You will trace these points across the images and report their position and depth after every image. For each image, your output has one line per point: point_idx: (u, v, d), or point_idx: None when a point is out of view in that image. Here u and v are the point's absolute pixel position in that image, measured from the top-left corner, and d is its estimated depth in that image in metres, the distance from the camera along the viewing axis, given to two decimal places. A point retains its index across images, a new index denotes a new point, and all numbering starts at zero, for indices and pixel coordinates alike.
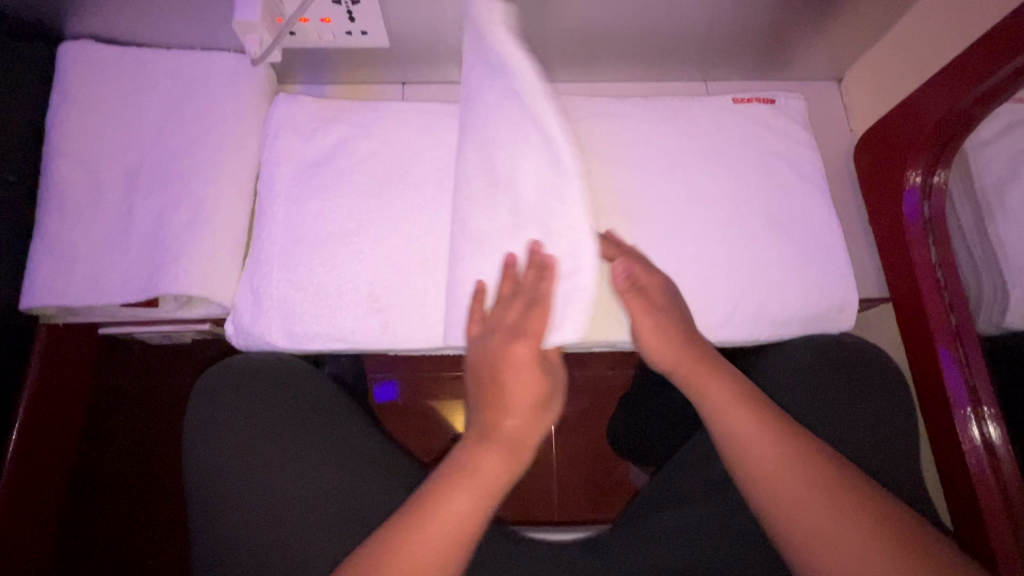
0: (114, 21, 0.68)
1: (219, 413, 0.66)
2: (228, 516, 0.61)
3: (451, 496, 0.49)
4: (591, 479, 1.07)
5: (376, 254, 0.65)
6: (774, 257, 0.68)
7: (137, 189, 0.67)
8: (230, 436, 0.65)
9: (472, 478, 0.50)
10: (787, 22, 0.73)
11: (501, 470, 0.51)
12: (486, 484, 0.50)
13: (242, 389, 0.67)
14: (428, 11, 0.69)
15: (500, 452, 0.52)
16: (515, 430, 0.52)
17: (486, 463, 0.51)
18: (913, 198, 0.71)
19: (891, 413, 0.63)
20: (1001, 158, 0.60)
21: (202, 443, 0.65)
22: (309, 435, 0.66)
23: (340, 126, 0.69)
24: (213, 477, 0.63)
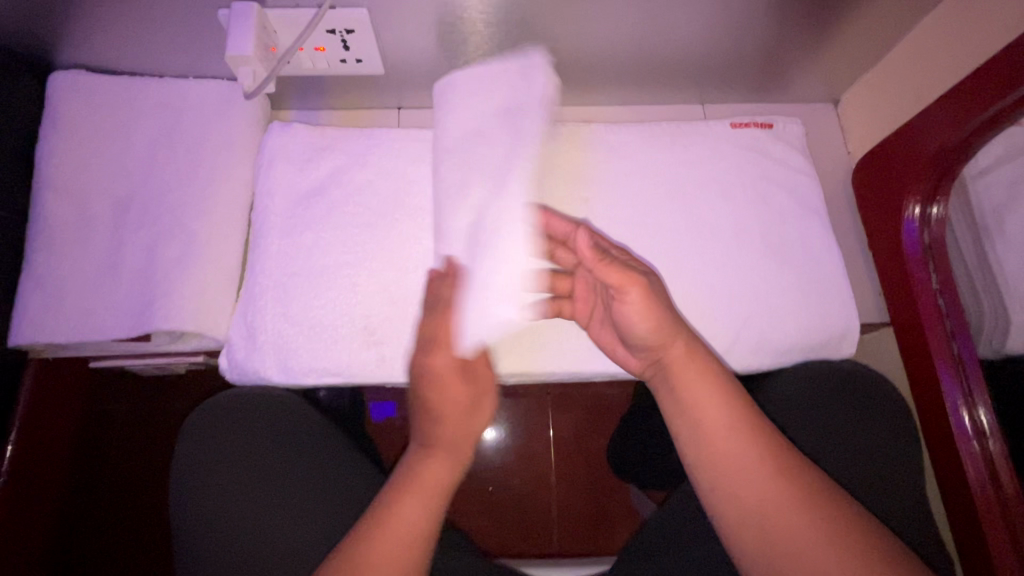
0: (105, 51, 0.67)
1: (210, 449, 0.61)
2: (208, 563, 0.56)
3: (397, 518, 0.48)
4: (590, 501, 1.06)
5: (372, 286, 0.64)
6: (773, 284, 0.67)
7: (128, 221, 0.65)
8: (219, 483, 0.59)
9: (417, 494, 0.50)
10: (785, 46, 0.72)
11: (443, 478, 0.51)
12: (432, 490, 0.50)
13: (234, 430, 0.62)
14: (423, 39, 0.68)
15: (445, 461, 0.52)
16: (461, 431, 0.53)
17: (430, 476, 0.51)
18: (912, 227, 0.71)
19: (903, 458, 0.62)
20: (999, 187, 0.60)
21: (191, 489, 0.60)
22: (303, 483, 0.60)
23: (334, 155, 0.68)
24: (200, 528, 0.58)
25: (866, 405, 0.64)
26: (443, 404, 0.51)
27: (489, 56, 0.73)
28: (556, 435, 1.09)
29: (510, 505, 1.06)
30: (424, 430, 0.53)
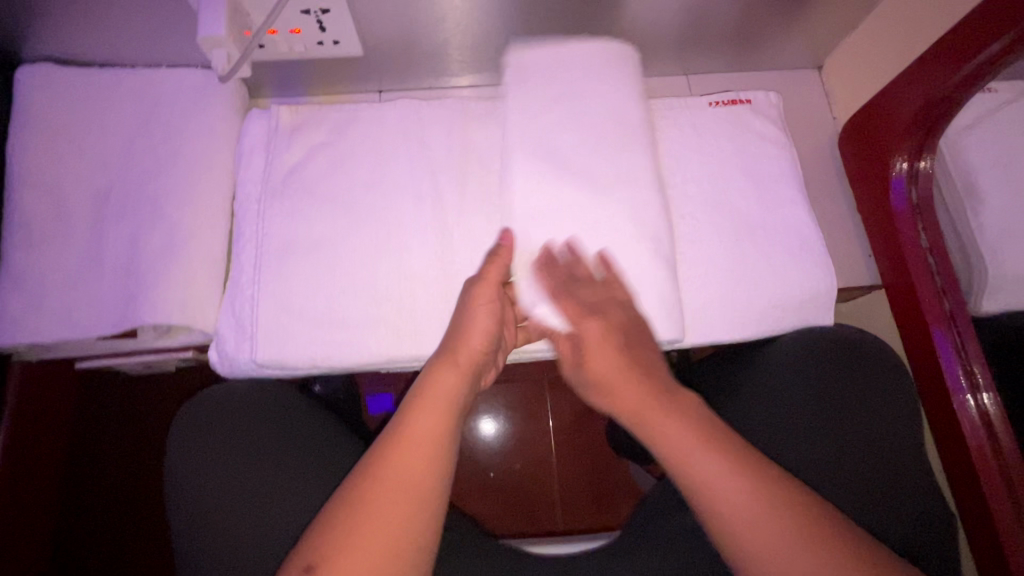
0: (73, 40, 0.65)
1: (224, 415, 0.66)
2: (202, 515, 0.60)
3: (411, 428, 0.51)
4: (593, 481, 1.07)
5: (358, 271, 0.62)
6: (761, 252, 0.68)
7: (108, 216, 0.64)
8: (209, 443, 0.64)
9: (427, 399, 0.53)
10: (766, 12, 0.72)
11: (451, 384, 0.54)
12: (441, 395, 0.53)
13: (229, 408, 0.66)
14: (399, 19, 0.67)
15: (455, 370, 0.55)
16: (474, 347, 0.57)
17: (440, 383, 0.54)
18: (900, 186, 0.70)
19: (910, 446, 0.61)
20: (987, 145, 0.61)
21: (184, 445, 0.65)
22: (277, 453, 0.64)
23: (312, 138, 0.67)
24: (187, 475, 0.63)
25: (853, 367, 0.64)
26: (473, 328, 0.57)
27: (468, 34, 0.72)
28: (556, 416, 1.09)
29: (514, 488, 1.06)
30: (446, 342, 0.57)
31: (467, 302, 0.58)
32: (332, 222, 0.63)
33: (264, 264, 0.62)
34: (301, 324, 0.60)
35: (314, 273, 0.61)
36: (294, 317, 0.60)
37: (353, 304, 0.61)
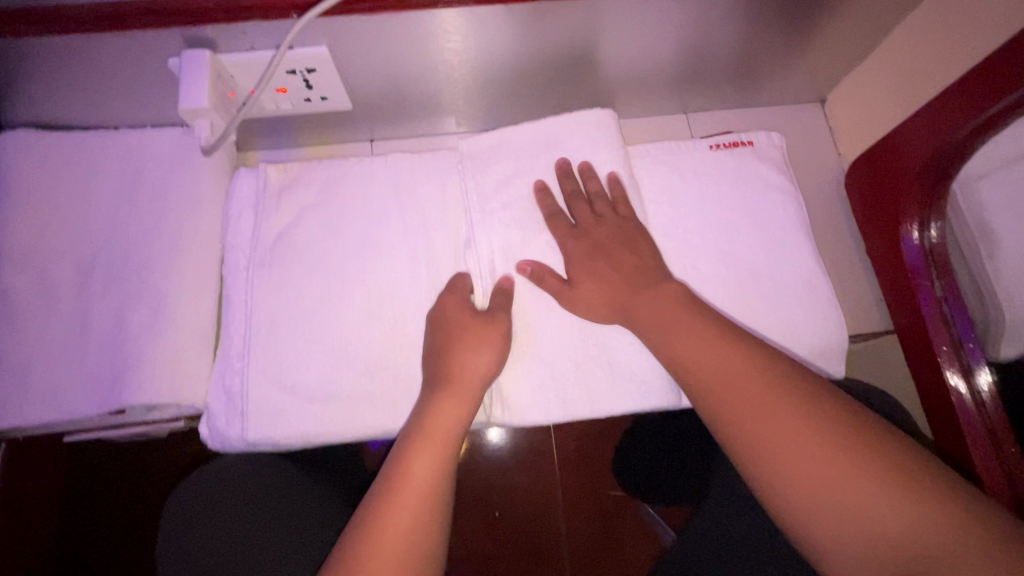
0: (55, 106, 0.63)
1: (236, 476, 0.64)
2: None
3: (415, 464, 0.49)
4: (600, 517, 1.05)
5: (350, 340, 0.60)
6: (767, 303, 0.66)
7: (94, 287, 0.62)
8: (207, 520, 0.62)
9: (429, 439, 0.50)
10: (765, 49, 0.70)
11: (453, 421, 0.52)
12: (444, 432, 0.51)
13: (230, 485, 0.64)
14: (388, 73, 0.65)
15: (457, 400, 0.53)
16: (473, 376, 0.55)
17: (441, 422, 0.52)
18: (911, 241, 0.67)
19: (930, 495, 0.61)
20: (1002, 193, 0.58)
21: (179, 523, 0.62)
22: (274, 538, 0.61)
23: (301, 199, 0.65)
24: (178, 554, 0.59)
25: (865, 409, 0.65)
26: (470, 357, 0.55)
27: (458, 83, 0.70)
28: (559, 452, 1.08)
29: (521, 528, 1.05)
30: (444, 371, 0.55)
31: (463, 339, 0.56)
32: (324, 290, 0.61)
33: (255, 334, 0.60)
34: (293, 399, 0.58)
35: (306, 347, 0.59)
36: (289, 393, 0.58)
37: (350, 375, 0.59)
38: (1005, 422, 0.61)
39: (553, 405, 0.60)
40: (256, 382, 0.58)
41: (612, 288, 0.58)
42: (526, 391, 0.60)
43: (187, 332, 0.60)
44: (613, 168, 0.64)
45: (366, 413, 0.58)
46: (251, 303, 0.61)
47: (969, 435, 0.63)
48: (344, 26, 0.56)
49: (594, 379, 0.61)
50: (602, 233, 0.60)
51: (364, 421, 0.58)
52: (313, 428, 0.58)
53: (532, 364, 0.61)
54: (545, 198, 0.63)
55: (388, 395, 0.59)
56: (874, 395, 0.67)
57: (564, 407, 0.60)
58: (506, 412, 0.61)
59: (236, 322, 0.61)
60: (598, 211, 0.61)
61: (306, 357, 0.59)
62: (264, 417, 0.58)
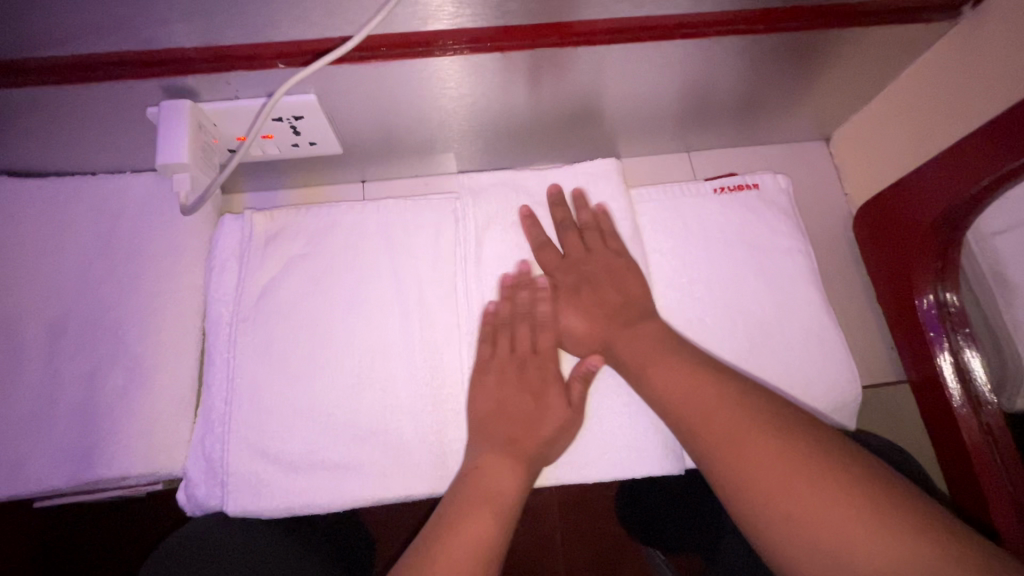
0: (28, 154, 0.60)
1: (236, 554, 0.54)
2: None
3: (468, 524, 0.44)
4: (600, 563, 1.02)
5: (338, 403, 0.56)
6: (776, 357, 0.63)
7: (64, 347, 0.58)
8: None
9: (488, 506, 0.46)
10: (771, 88, 0.68)
11: (511, 484, 0.48)
12: (493, 496, 0.47)
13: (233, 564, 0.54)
14: (379, 118, 0.63)
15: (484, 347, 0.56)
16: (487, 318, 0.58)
17: (501, 480, 0.48)
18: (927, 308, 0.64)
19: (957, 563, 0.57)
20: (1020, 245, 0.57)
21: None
22: None
23: (288, 249, 0.62)
24: None
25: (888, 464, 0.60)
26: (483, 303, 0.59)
27: (454, 128, 0.67)
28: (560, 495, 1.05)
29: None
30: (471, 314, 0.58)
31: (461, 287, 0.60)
32: (311, 348, 0.58)
33: (238, 397, 0.56)
34: (276, 467, 0.55)
35: (292, 410, 0.56)
36: (272, 460, 0.55)
37: (337, 441, 0.56)
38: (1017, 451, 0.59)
39: (544, 466, 0.57)
40: (239, 450, 0.55)
41: (598, 320, 0.56)
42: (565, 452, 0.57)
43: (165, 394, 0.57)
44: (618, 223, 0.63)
45: (355, 483, 0.55)
46: (234, 362, 0.58)
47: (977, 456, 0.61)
48: (333, 75, 0.53)
49: (582, 437, 0.58)
50: (603, 292, 0.57)
51: (350, 491, 0.55)
52: (298, 500, 0.54)
53: None
54: (533, 227, 0.62)
55: (377, 463, 0.55)
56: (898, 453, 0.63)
57: (551, 466, 0.57)
58: None
59: (218, 383, 0.57)
60: (591, 240, 0.60)
61: (292, 421, 0.56)
62: (246, 486, 0.54)
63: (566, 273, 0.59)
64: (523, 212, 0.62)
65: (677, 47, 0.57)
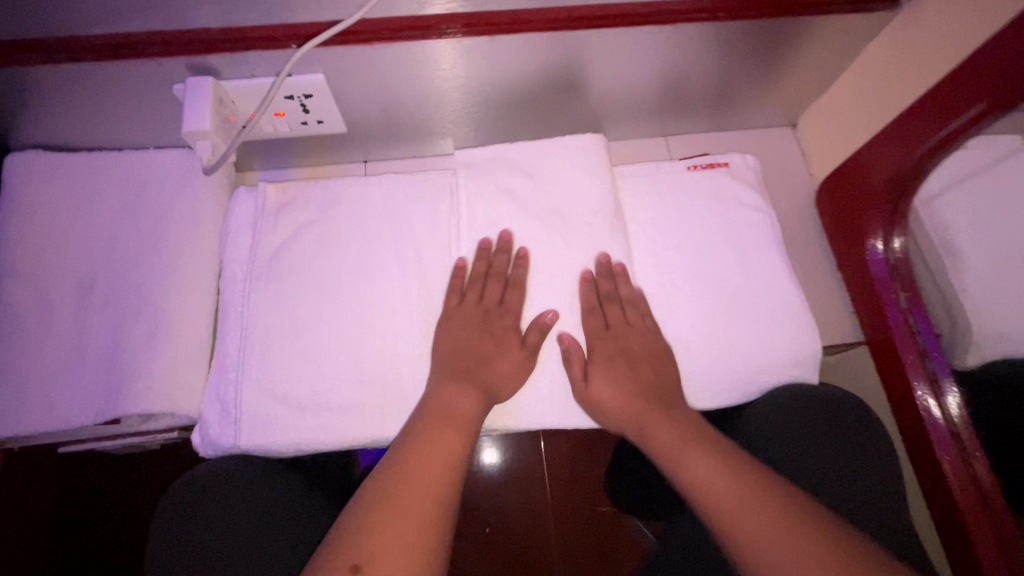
0: (61, 129, 0.66)
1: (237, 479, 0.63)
2: None
3: (426, 449, 0.52)
4: (590, 535, 1.06)
5: (341, 351, 0.62)
6: (743, 315, 0.69)
7: (92, 301, 0.64)
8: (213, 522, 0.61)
9: (447, 424, 0.55)
10: (738, 76, 0.75)
11: (467, 406, 0.56)
12: (453, 420, 0.55)
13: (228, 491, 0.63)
14: (381, 99, 0.69)
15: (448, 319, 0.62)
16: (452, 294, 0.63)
17: (461, 403, 0.56)
18: (877, 257, 0.71)
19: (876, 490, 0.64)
20: (959, 216, 0.61)
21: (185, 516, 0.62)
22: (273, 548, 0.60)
23: (296, 215, 0.68)
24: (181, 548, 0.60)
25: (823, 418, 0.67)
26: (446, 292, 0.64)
27: (450, 108, 0.74)
28: (551, 467, 1.09)
29: (512, 544, 1.05)
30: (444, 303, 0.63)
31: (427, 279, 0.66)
32: (317, 303, 0.64)
33: (252, 345, 0.62)
34: (285, 407, 0.60)
35: (301, 357, 0.61)
36: (282, 402, 0.60)
37: (340, 385, 0.61)
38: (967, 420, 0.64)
39: (527, 413, 0.62)
40: (253, 391, 0.60)
41: (635, 398, 0.59)
42: (530, 392, 0.62)
43: (184, 344, 0.62)
44: (600, 190, 0.67)
45: (357, 423, 0.60)
46: (248, 315, 0.63)
47: (963, 500, 0.64)
48: (341, 55, 0.60)
49: (565, 387, 0.62)
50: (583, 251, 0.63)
51: (352, 430, 0.60)
52: (306, 437, 0.60)
53: None
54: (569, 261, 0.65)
55: (376, 404, 0.61)
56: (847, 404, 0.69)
57: (534, 414, 0.62)
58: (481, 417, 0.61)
59: (233, 333, 0.63)
60: (630, 315, 0.63)
61: (300, 367, 0.61)
62: (260, 425, 0.60)
63: (606, 342, 0.62)
64: (540, 212, 0.66)
65: (650, 32, 0.63)
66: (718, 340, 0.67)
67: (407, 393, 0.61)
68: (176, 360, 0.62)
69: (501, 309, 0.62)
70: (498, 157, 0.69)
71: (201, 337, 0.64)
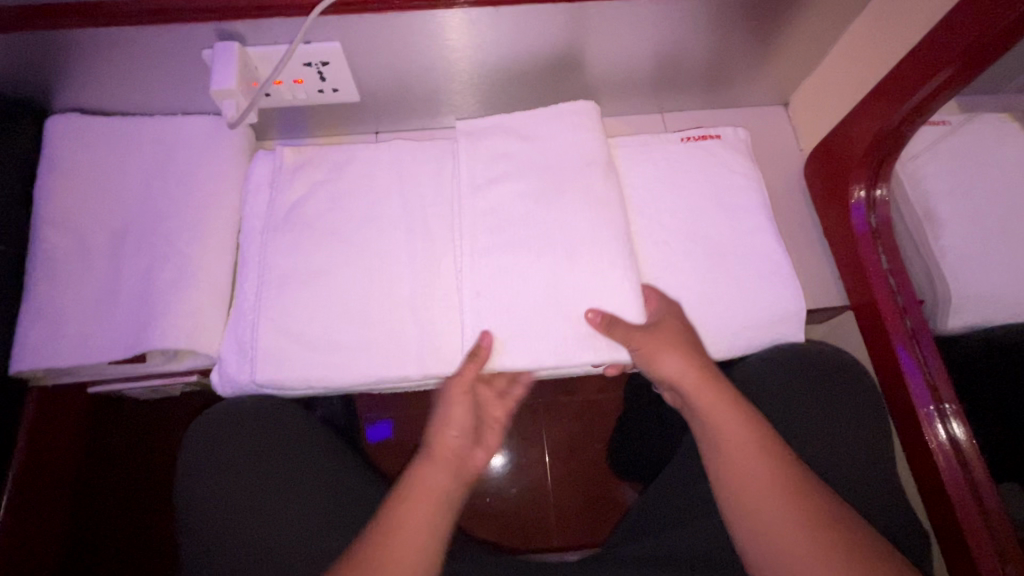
0: (98, 93, 0.72)
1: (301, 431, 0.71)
2: (211, 471, 0.67)
3: None
4: (589, 505, 1.08)
5: (351, 297, 0.67)
6: (731, 276, 0.72)
7: (124, 250, 0.69)
8: (266, 443, 0.69)
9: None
10: (730, 54, 0.79)
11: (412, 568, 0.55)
12: None
13: (288, 428, 0.71)
14: (391, 69, 0.74)
15: (444, 466, 0.61)
16: (451, 448, 0.63)
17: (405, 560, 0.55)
18: (861, 212, 0.74)
19: (869, 444, 0.69)
20: (943, 184, 0.68)
21: (249, 422, 0.69)
22: (299, 482, 0.68)
23: (312, 173, 0.73)
24: (233, 436, 0.69)
25: (820, 374, 0.72)
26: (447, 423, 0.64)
27: (456, 80, 0.78)
28: (551, 438, 1.12)
29: (511, 512, 1.08)
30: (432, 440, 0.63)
31: (444, 403, 0.64)
32: (329, 254, 0.68)
33: (269, 291, 0.66)
34: (297, 348, 0.65)
35: (314, 301, 0.66)
36: (295, 343, 0.65)
37: (349, 330, 0.66)
38: (951, 383, 0.67)
39: (522, 356, 0.64)
40: (268, 332, 0.65)
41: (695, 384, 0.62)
42: (529, 335, 0.65)
43: (206, 289, 0.67)
44: (595, 150, 0.71)
45: (363, 363, 0.65)
46: (266, 264, 0.68)
47: (957, 500, 0.64)
48: (355, 23, 0.65)
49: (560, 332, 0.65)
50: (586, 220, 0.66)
51: (357, 370, 0.65)
52: (316, 374, 0.64)
53: (501, 319, 0.65)
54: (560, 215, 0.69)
55: (382, 346, 0.65)
56: (841, 361, 0.73)
57: (525, 358, 0.64)
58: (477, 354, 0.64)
59: (252, 279, 0.68)
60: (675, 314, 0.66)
61: (314, 311, 0.66)
62: (276, 363, 0.64)
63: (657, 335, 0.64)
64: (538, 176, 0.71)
65: (644, 8, 0.68)
66: (706, 298, 0.71)
67: (412, 336, 0.66)
68: (198, 304, 0.67)
69: (497, 264, 0.66)
70: (501, 124, 0.73)
71: (222, 285, 0.69)
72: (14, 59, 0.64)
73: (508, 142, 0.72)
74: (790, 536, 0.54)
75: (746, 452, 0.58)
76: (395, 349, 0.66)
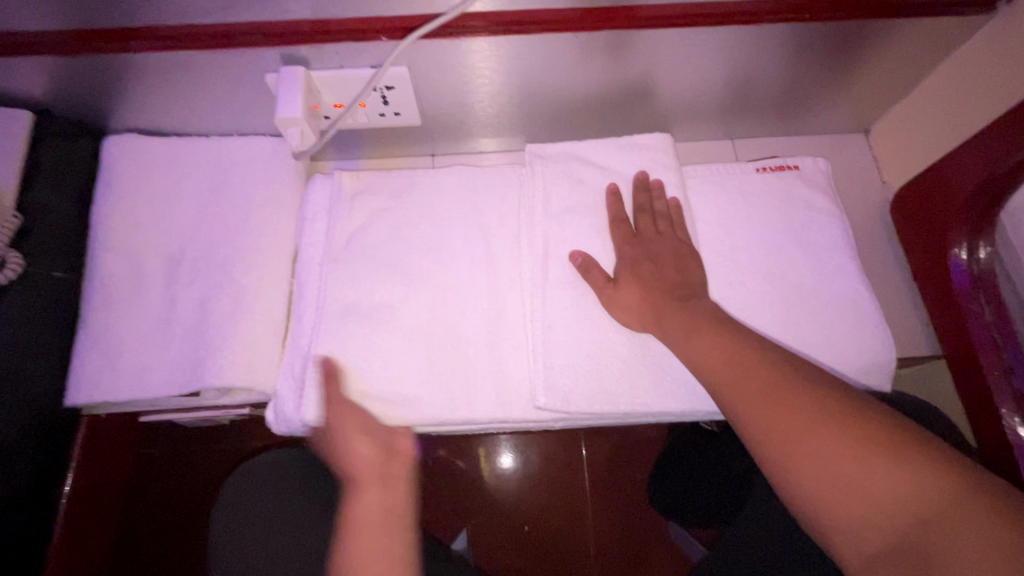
0: (156, 114, 0.70)
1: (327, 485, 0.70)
2: (236, 515, 0.68)
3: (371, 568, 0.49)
4: (630, 539, 1.05)
5: (414, 335, 0.64)
6: (814, 321, 0.67)
7: (177, 278, 0.67)
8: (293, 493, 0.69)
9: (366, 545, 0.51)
10: (812, 80, 0.73)
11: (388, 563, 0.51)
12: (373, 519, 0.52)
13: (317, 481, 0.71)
14: (458, 94, 0.71)
15: (376, 486, 0.54)
16: (367, 462, 0.56)
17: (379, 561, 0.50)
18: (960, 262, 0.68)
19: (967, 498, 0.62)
20: None
21: (283, 473, 0.71)
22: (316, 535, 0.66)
23: (372, 201, 0.69)
24: (266, 484, 0.70)
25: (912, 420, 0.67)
26: (356, 441, 0.57)
27: (520, 104, 0.75)
28: (591, 466, 1.08)
29: (548, 545, 1.04)
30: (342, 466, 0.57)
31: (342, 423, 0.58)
32: (391, 288, 0.65)
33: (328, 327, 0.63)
34: (358, 390, 0.62)
35: (375, 339, 0.63)
36: (356, 383, 0.62)
37: (411, 369, 0.62)
38: None
39: (597, 403, 0.61)
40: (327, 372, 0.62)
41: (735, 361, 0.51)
42: (604, 378, 0.61)
43: (263, 322, 0.65)
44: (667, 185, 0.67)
45: (426, 406, 0.61)
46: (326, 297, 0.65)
47: None
48: (426, 49, 0.61)
49: (638, 375, 0.62)
50: (662, 269, 0.61)
51: (418, 414, 0.61)
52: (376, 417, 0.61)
53: (572, 364, 0.61)
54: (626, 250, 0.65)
55: (446, 387, 0.62)
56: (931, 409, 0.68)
57: (596, 405, 0.61)
58: (550, 400, 0.61)
59: (312, 311, 0.65)
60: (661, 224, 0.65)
61: (375, 351, 0.63)
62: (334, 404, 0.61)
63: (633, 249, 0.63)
64: (608, 207, 0.67)
65: (729, 34, 0.63)
66: (788, 344, 0.66)
67: (478, 378, 0.63)
68: (254, 338, 0.64)
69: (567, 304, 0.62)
70: (570, 155, 0.70)
71: (280, 317, 0.67)
72: (75, 81, 0.63)
73: (578, 172, 0.69)
74: (839, 487, 0.42)
75: (773, 408, 0.47)
76: (459, 391, 0.62)
